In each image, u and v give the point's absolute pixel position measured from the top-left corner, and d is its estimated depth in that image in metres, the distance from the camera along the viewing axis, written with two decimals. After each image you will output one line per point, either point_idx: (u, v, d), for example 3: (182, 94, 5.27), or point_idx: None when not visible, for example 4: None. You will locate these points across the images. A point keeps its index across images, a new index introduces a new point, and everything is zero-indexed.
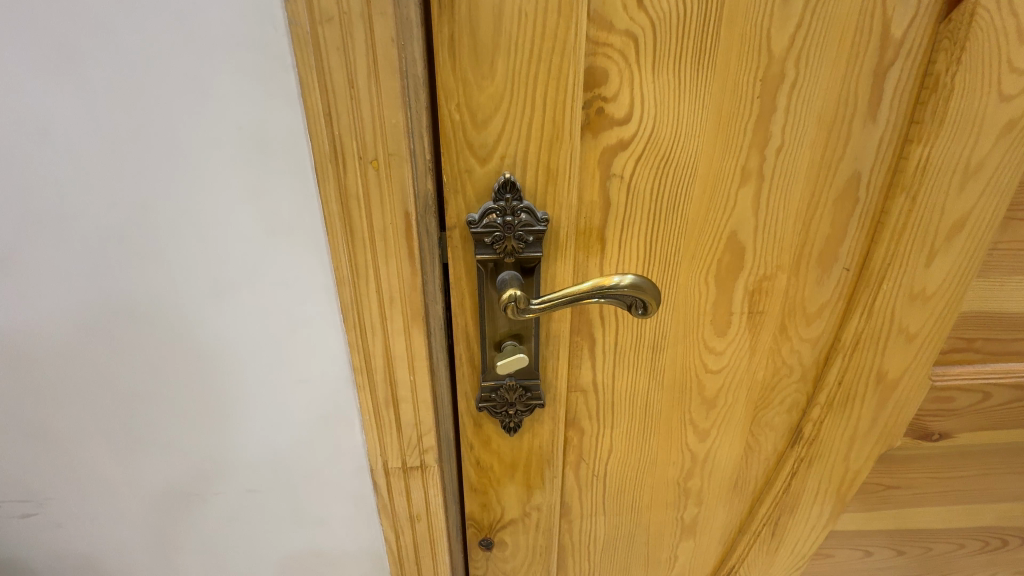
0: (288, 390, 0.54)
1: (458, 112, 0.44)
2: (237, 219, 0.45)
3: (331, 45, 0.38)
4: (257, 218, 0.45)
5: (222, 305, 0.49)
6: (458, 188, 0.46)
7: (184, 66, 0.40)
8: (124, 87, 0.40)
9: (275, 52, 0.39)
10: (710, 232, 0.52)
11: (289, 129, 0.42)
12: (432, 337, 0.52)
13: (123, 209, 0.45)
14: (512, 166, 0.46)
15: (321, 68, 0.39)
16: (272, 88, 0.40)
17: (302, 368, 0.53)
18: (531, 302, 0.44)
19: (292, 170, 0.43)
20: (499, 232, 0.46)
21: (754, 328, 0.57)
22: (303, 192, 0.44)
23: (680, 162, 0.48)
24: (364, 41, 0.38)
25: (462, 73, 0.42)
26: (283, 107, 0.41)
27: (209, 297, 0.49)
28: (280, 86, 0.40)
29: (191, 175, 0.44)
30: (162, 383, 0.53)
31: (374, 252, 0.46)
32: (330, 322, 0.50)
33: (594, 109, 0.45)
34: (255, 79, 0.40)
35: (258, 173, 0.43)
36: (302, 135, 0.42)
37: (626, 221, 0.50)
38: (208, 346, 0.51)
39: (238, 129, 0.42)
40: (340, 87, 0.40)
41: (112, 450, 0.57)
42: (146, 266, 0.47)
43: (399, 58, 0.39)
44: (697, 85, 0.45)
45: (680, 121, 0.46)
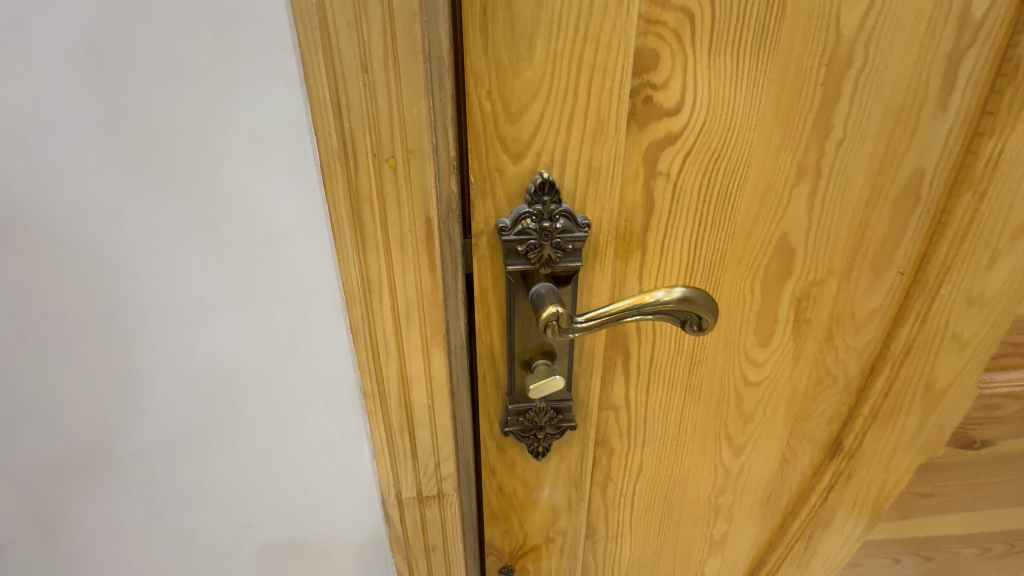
0: (287, 417, 0.48)
1: (489, 101, 0.37)
2: (227, 225, 0.39)
3: (339, 20, 0.32)
4: (252, 226, 0.39)
5: (211, 324, 0.43)
6: (487, 189, 0.39)
7: (159, 43, 0.33)
8: (85, 68, 0.33)
9: (271, 28, 0.32)
10: (760, 235, 0.47)
11: (290, 121, 0.35)
12: (454, 358, 0.46)
13: (91, 214, 0.38)
14: (549, 164, 0.39)
15: (328, 47, 0.33)
16: (268, 72, 0.34)
17: (305, 393, 0.47)
18: (575, 319, 0.39)
19: (292, 171, 0.37)
20: (534, 239, 0.40)
21: (799, 337, 0.53)
22: (306, 195, 0.38)
23: (733, 158, 0.43)
24: (380, 15, 0.32)
25: (495, 54, 0.35)
26: (281, 93, 0.34)
27: (197, 316, 0.42)
28: (277, 70, 0.34)
29: (170, 174, 0.37)
30: (143, 413, 0.46)
31: (390, 264, 0.40)
32: (337, 342, 0.44)
33: (642, 98, 0.39)
34: (246, 60, 0.33)
35: (252, 171, 0.37)
36: (303, 127, 0.36)
37: (670, 224, 0.45)
38: (197, 370, 0.45)
39: (227, 120, 0.35)
40: (351, 71, 0.33)
41: (84, 489, 0.50)
42: (119, 281, 0.40)
43: (421, 36, 0.33)
44: (756, 69, 0.40)
45: (736, 110, 0.41)
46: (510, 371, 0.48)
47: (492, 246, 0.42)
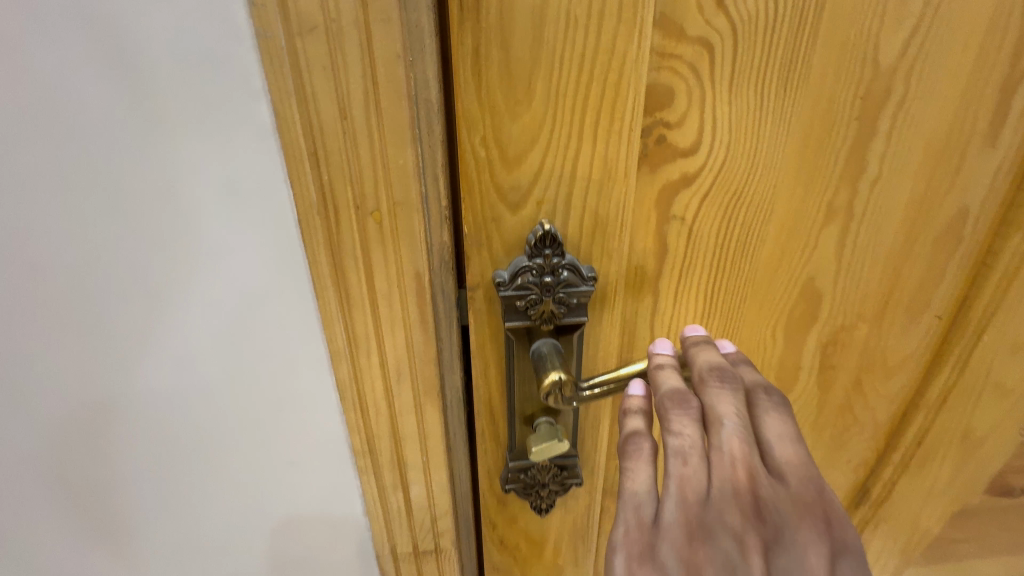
0: (274, 476, 0.45)
1: (484, 147, 0.33)
2: (201, 282, 0.35)
3: (314, 66, 0.29)
4: (228, 281, 0.36)
5: (184, 385, 0.39)
6: (482, 241, 0.36)
7: (115, 91, 0.29)
8: (32, 121, 0.30)
9: (240, 74, 0.29)
10: (784, 279, 0.43)
11: (265, 172, 0.32)
12: (449, 413, 0.43)
13: (41, 277, 0.33)
14: (551, 213, 0.35)
15: (303, 95, 0.29)
16: (239, 121, 0.31)
17: (292, 450, 0.44)
18: (580, 387, 0.36)
19: (269, 224, 0.34)
20: (534, 295, 0.36)
21: (824, 384, 0.49)
22: (285, 249, 0.35)
23: (755, 200, 0.39)
24: (359, 60, 0.29)
25: (489, 97, 0.32)
26: (253, 144, 0.31)
27: (168, 378, 0.38)
28: (249, 118, 0.31)
29: (132, 232, 0.33)
30: (107, 486, 0.42)
31: (377, 321, 0.37)
32: (324, 398, 0.41)
33: (654, 138, 0.35)
34: (214, 108, 0.30)
35: (225, 225, 0.33)
36: (279, 178, 0.32)
37: (685, 270, 0.41)
38: (168, 435, 0.41)
39: (196, 172, 0.32)
40: (328, 120, 0.30)
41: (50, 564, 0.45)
42: (75, 350, 0.36)
43: (405, 81, 0.30)
44: (783, 104, 0.36)
45: (759, 149, 0.37)
46: (510, 427, 0.44)
47: (489, 299, 0.38)
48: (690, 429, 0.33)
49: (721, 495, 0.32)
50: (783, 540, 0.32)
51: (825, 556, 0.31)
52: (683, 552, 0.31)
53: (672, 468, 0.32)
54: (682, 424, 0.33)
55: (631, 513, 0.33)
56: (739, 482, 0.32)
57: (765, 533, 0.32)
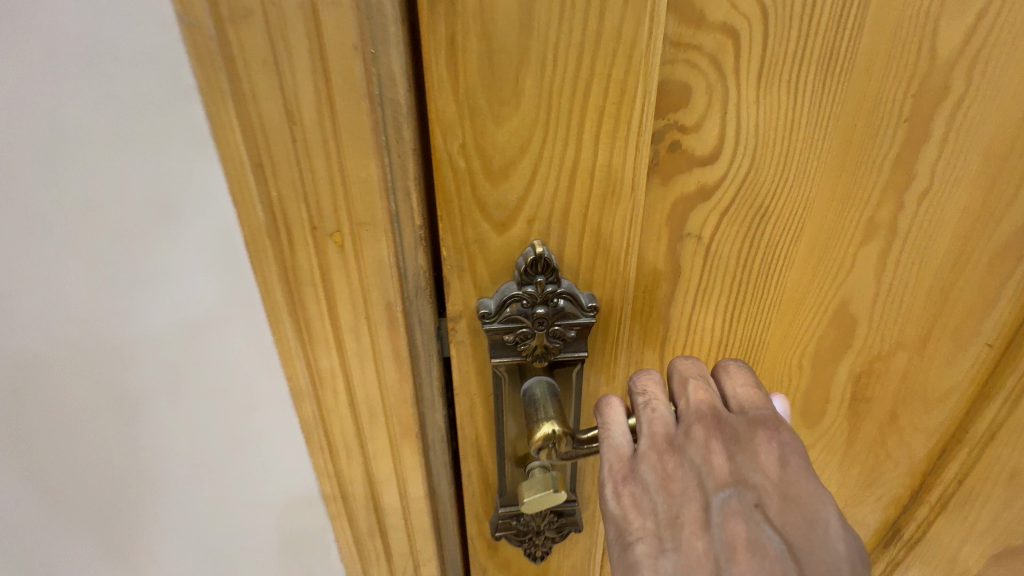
0: (236, 522, 0.40)
1: (464, 157, 0.28)
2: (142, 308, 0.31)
3: (254, 61, 0.24)
4: (173, 308, 0.31)
5: (127, 424, 0.35)
6: (464, 266, 0.31)
7: (32, 85, 0.26)
8: None
9: (170, 69, 0.25)
10: (813, 304, 0.37)
11: (207, 184, 0.28)
12: (430, 457, 0.38)
13: None
14: (544, 232, 0.30)
15: (242, 96, 0.25)
16: (172, 124, 0.26)
17: (255, 496, 0.38)
18: (580, 433, 0.31)
19: (215, 243, 0.29)
20: (525, 327, 0.31)
21: (855, 418, 0.44)
22: (232, 270, 0.30)
23: (784, 214, 0.33)
24: (307, 54, 0.24)
25: (468, 96, 0.26)
26: (190, 150, 0.27)
27: (111, 417, 0.34)
28: (184, 121, 0.26)
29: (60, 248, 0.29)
30: (50, 526, 0.38)
31: (344, 357, 0.32)
32: (288, 440, 0.36)
33: (666, 144, 0.30)
34: (145, 110, 0.26)
35: (167, 243, 0.29)
36: (220, 190, 0.28)
37: (701, 294, 0.36)
38: (118, 482, 0.36)
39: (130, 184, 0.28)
40: (274, 125, 0.25)
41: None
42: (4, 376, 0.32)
43: (364, 77, 0.25)
44: (818, 104, 0.30)
45: (790, 156, 0.32)
46: (501, 471, 0.39)
47: (473, 330, 0.33)
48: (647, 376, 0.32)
49: (686, 420, 0.30)
50: (749, 448, 0.29)
51: (787, 448, 0.28)
52: (654, 471, 0.29)
53: (638, 410, 0.31)
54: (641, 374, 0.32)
55: (605, 451, 0.30)
56: (701, 406, 0.30)
57: (728, 440, 0.29)
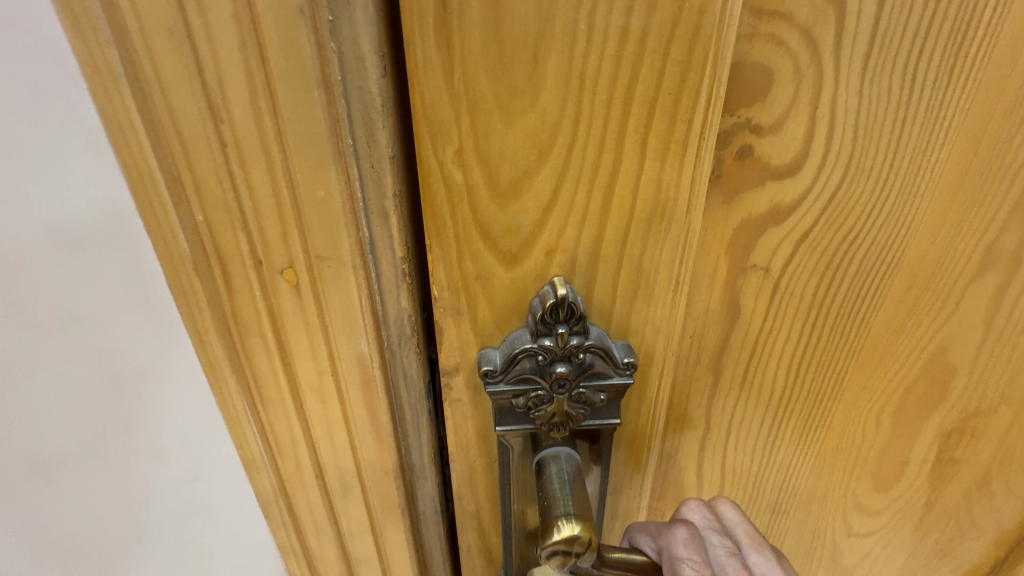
0: None
1: (461, 168, 0.20)
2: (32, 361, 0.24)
3: (159, 37, 0.17)
4: (79, 354, 0.25)
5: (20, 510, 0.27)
6: (462, 309, 0.23)
7: None
8: None
9: (46, 51, 0.19)
10: (902, 350, 0.30)
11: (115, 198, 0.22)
12: (419, 531, 0.31)
13: None
14: (568, 267, 0.23)
15: (149, 86, 0.18)
16: (58, 123, 0.20)
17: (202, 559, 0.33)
18: (608, 550, 0.25)
19: (131, 269, 0.24)
20: (540, 390, 0.24)
21: (937, 481, 0.36)
22: (152, 305, 0.25)
23: (878, 243, 0.26)
24: (232, 26, 0.17)
25: (467, 84, 0.19)
26: (83, 159, 0.21)
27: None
28: (72, 120, 0.20)
29: None
30: None
31: (307, 418, 0.26)
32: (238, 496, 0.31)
33: (734, 150, 0.23)
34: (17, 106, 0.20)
35: (63, 274, 0.23)
36: (128, 207, 0.22)
37: (765, 339, 0.28)
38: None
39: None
40: (196, 131, 0.19)
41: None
42: None
43: (318, 60, 0.18)
44: (942, 99, 0.23)
45: (895, 168, 0.24)
46: (505, 549, 0.32)
47: (473, 388, 0.26)
48: (706, 509, 0.31)
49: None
50: None
51: None
52: None
53: (716, 552, 0.29)
54: (702, 505, 0.31)
55: None
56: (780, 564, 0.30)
57: None
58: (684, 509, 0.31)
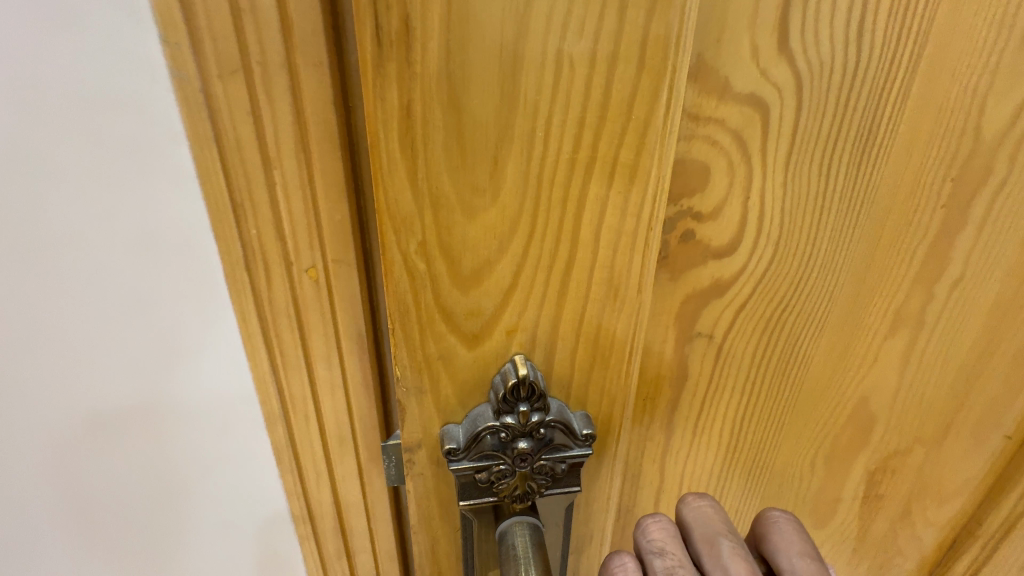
0: None
1: (424, 257, 0.21)
2: (64, 356, 0.26)
3: None
4: (144, 364, 0.27)
5: (17, 482, 0.28)
6: (425, 387, 0.24)
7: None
8: None
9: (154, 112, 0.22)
10: (830, 402, 0.33)
11: (177, 226, 0.24)
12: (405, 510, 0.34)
13: None
14: (529, 346, 0.23)
15: None
16: (152, 170, 0.23)
17: (213, 556, 0.34)
18: None
19: (198, 298, 0.26)
20: (503, 466, 0.24)
21: (866, 514, 0.39)
22: (211, 334, 0.27)
23: (806, 311, 0.28)
24: (289, 96, 0.21)
25: (431, 182, 0.19)
26: (174, 201, 0.24)
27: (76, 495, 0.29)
28: (139, 140, 0.22)
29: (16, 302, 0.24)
30: None
31: (319, 409, 0.29)
32: (256, 496, 0.32)
33: (678, 235, 0.24)
34: (59, 118, 0.21)
35: (144, 295, 0.25)
36: (201, 246, 0.25)
37: (711, 396, 0.30)
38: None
39: (46, 221, 0.23)
40: (254, 168, 0.23)
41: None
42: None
43: (338, 113, 0.22)
44: (851, 191, 0.26)
45: (816, 247, 0.27)
46: None
47: (436, 461, 0.26)
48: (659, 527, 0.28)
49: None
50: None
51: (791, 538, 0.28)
52: None
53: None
54: (664, 522, 0.28)
55: None
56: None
57: None
58: (644, 529, 0.28)
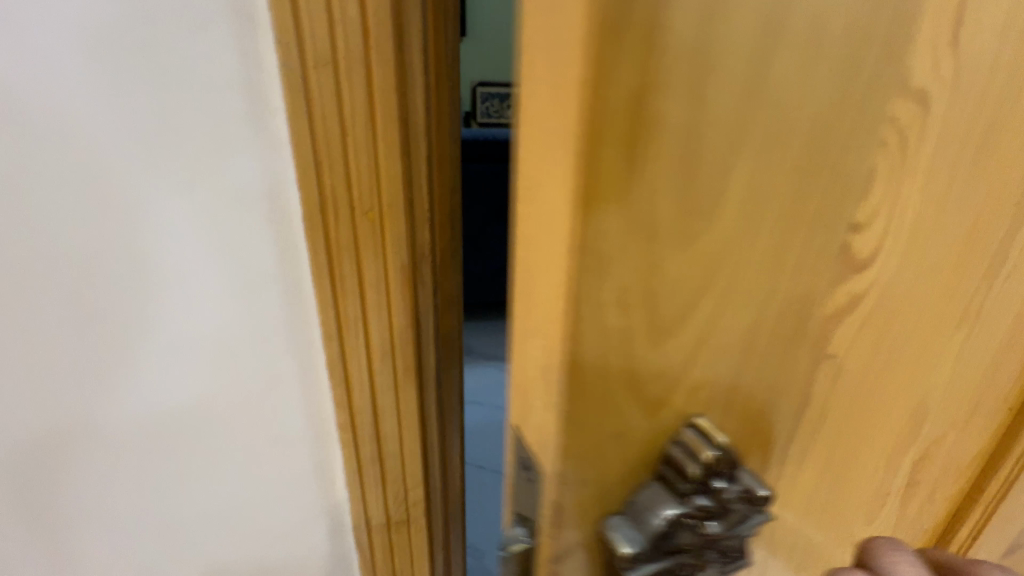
0: (259, 449, 0.53)
1: (625, 310, 0.18)
2: (190, 249, 0.42)
3: None
4: (237, 261, 0.43)
5: (152, 329, 0.45)
6: (588, 461, 0.19)
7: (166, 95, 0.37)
8: (106, 101, 0.37)
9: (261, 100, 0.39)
10: (902, 404, 0.32)
11: (270, 175, 0.41)
12: (423, 373, 0.50)
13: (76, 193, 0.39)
14: (706, 400, 0.20)
15: None
16: (257, 134, 0.40)
17: (281, 412, 0.52)
18: None
19: (278, 216, 0.43)
20: (689, 559, 0.20)
21: (906, 505, 0.40)
22: (285, 242, 0.44)
23: (905, 316, 0.27)
24: None
25: (650, 224, 0.17)
26: (272, 158, 0.41)
27: (183, 346, 0.46)
28: (257, 120, 0.39)
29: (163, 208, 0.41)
30: (117, 438, 0.48)
31: (371, 323, 0.46)
32: (303, 354, 0.49)
33: (838, 251, 0.21)
34: (211, 101, 0.38)
35: (241, 211, 0.42)
36: (283, 182, 0.42)
37: (821, 419, 0.28)
38: (144, 388, 0.47)
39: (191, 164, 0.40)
40: None
41: (52, 542, 0.52)
42: (114, 300, 0.43)
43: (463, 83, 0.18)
44: (961, 190, 0.25)
45: (926, 251, 0.25)
46: None
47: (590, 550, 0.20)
48: None
49: None
50: None
51: None
52: None
53: None
54: None
55: None
56: None
57: None
58: None
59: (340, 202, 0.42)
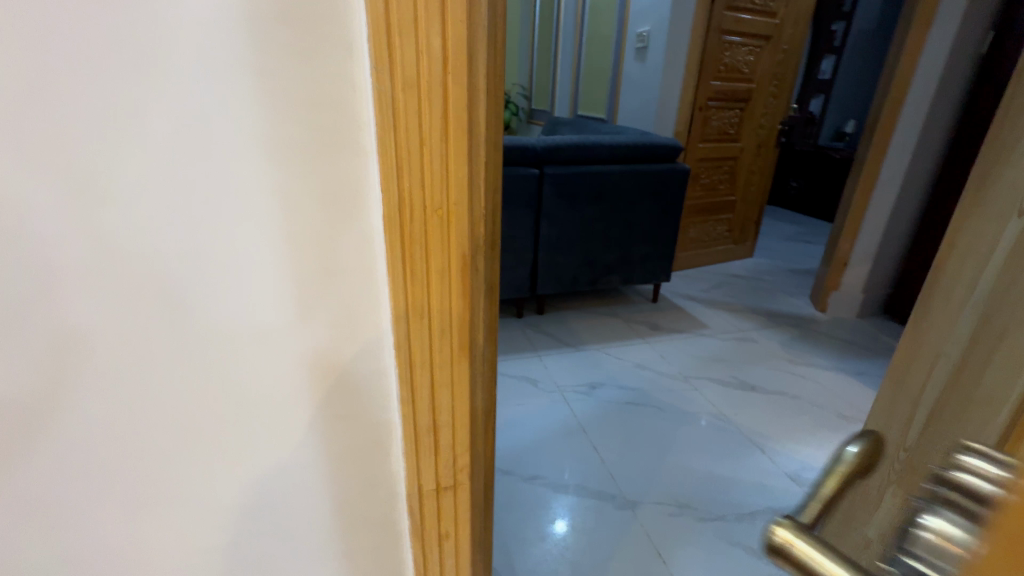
0: (324, 406, 0.58)
1: None
2: (279, 221, 0.48)
3: None
4: (320, 231, 0.50)
5: (241, 293, 0.50)
6: None
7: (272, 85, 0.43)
8: (221, 93, 0.42)
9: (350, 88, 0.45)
10: None
11: (353, 156, 0.48)
12: (473, 347, 0.58)
13: (187, 176, 0.44)
14: None
15: None
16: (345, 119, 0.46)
17: (348, 371, 0.57)
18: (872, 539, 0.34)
19: (357, 191, 0.49)
20: None
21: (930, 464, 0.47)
22: (362, 214, 0.50)
23: None
24: None
25: None
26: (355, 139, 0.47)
27: (265, 309, 0.51)
28: (345, 107, 0.46)
29: (261, 182, 0.46)
30: (200, 395, 0.52)
31: (430, 303, 0.53)
32: (371, 317, 0.55)
33: None
34: (308, 89, 0.44)
35: (327, 188, 0.48)
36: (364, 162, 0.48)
37: None
38: (229, 350, 0.52)
39: (285, 144, 0.45)
40: None
41: (126, 513, 0.55)
42: (209, 265, 0.48)
43: None
44: None
45: None
46: None
47: None
48: None
49: None
50: None
51: None
52: None
53: None
54: None
55: None
56: None
57: None
58: None
59: (415, 204, 0.48)
